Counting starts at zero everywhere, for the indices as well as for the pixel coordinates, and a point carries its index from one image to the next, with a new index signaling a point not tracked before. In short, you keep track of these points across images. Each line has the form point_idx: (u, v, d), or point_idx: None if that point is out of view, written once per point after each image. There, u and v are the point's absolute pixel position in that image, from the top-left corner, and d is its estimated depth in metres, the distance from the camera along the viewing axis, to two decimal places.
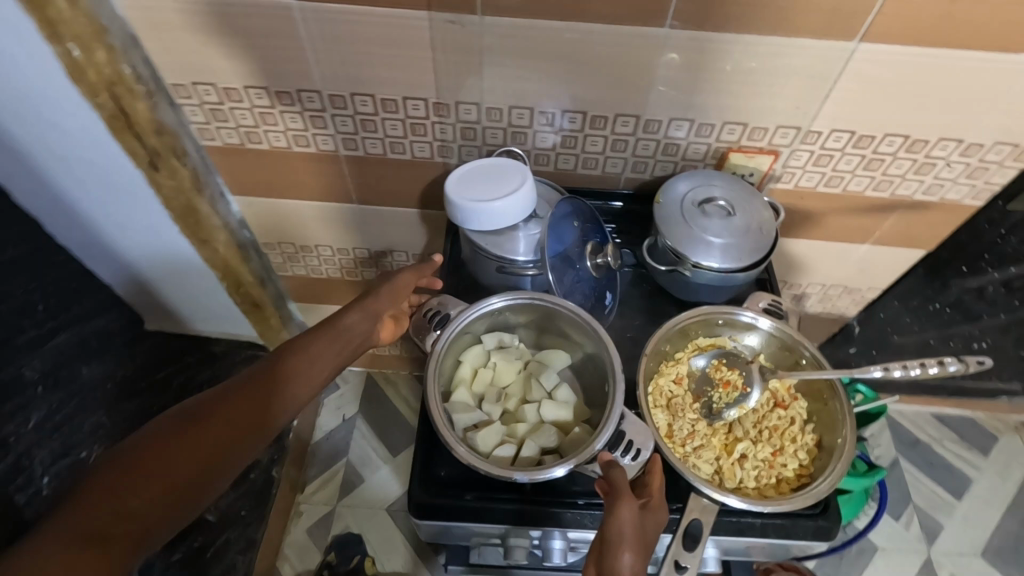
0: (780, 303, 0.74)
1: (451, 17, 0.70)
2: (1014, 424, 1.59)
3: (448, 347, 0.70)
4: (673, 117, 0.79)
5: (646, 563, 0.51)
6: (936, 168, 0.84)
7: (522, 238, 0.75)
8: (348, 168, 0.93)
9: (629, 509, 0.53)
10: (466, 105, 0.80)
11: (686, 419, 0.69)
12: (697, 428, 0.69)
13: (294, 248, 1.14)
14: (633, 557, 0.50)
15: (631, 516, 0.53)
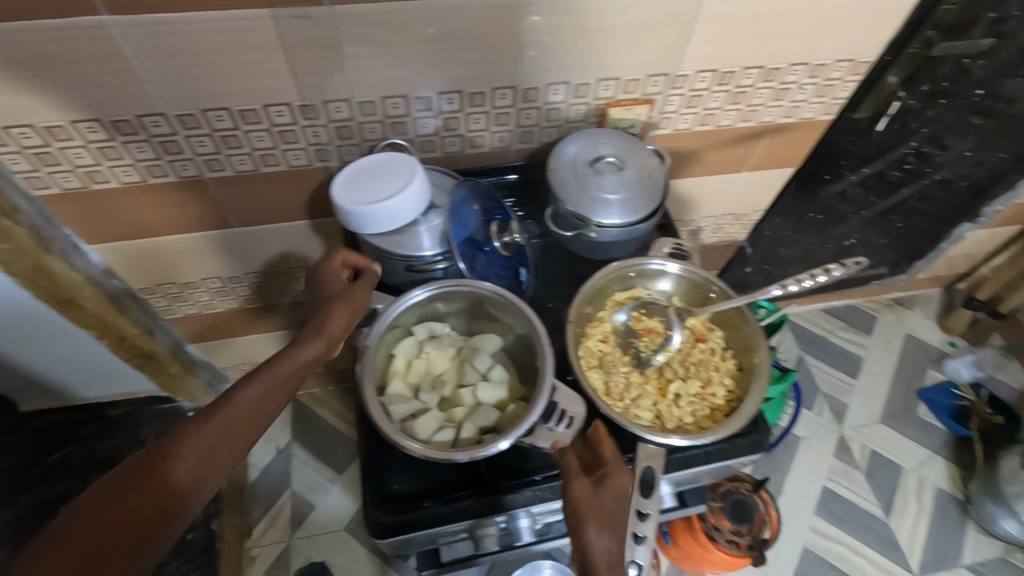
0: (683, 245, 0.77)
1: (296, 12, 0.64)
2: (887, 303, 1.81)
3: (379, 342, 0.66)
4: (549, 82, 0.79)
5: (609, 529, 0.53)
6: (791, 92, 0.90)
7: (425, 231, 0.73)
8: (219, 191, 0.85)
9: (580, 487, 0.55)
10: (335, 103, 0.75)
11: (619, 373, 0.72)
12: (631, 379, 0.71)
13: (177, 287, 1.05)
14: (596, 529, 0.53)
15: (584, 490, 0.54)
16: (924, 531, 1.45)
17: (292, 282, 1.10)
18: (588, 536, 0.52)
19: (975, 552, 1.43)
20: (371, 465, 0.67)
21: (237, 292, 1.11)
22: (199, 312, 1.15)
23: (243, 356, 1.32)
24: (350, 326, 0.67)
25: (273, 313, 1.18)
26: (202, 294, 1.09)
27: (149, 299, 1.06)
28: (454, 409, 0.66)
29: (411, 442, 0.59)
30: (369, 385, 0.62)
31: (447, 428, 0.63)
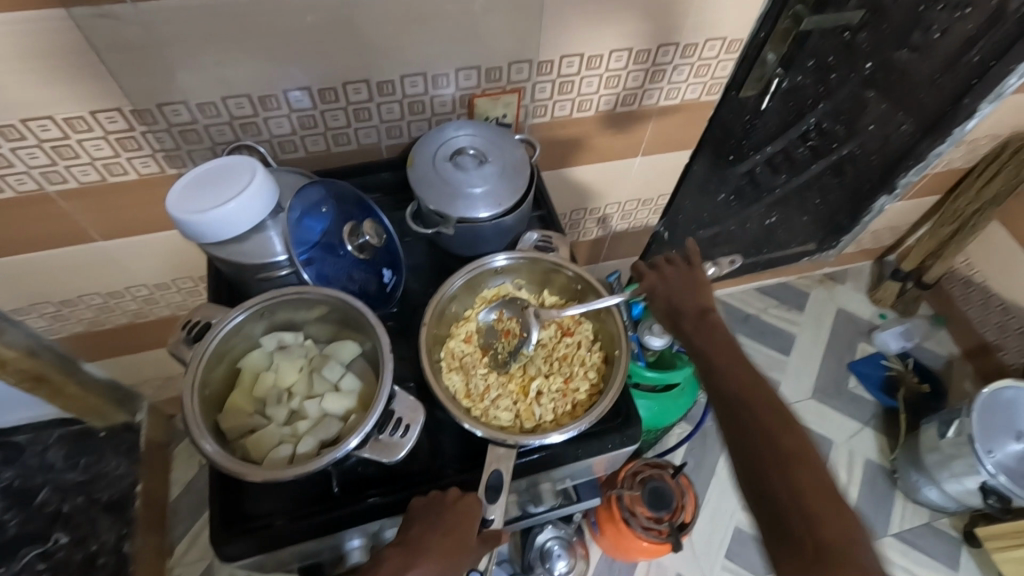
0: (551, 237, 0.75)
1: (97, 10, 0.59)
2: (819, 278, 1.82)
3: (214, 358, 0.62)
4: (403, 74, 0.75)
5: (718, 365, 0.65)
6: (668, 73, 0.88)
7: (275, 236, 0.70)
8: (68, 205, 0.79)
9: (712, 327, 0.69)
10: (171, 106, 0.70)
11: (480, 375, 0.70)
12: (492, 380, 0.69)
13: (55, 306, 0.98)
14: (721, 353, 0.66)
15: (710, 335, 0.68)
16: (855, 503, 1.47)
17: (181, 294, 1.05)
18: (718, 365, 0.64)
19: (904, 519, 1.46)
20: (219, 487, 0.64)
21: (124, 309, 1.04)
22: (88, 330, 1.07)
23: (150, 373, 1.27)
24: (182, 345, 0.62)
25: (169, 327, 1.13)
26: (83, 311, 1.01)
27: (27, 320, 0.99)
28: (298, 422, 0.62)
29: (234, 464, 0.55)
30: (195, 405, 0.58)
31: (285, 444, 0.60)
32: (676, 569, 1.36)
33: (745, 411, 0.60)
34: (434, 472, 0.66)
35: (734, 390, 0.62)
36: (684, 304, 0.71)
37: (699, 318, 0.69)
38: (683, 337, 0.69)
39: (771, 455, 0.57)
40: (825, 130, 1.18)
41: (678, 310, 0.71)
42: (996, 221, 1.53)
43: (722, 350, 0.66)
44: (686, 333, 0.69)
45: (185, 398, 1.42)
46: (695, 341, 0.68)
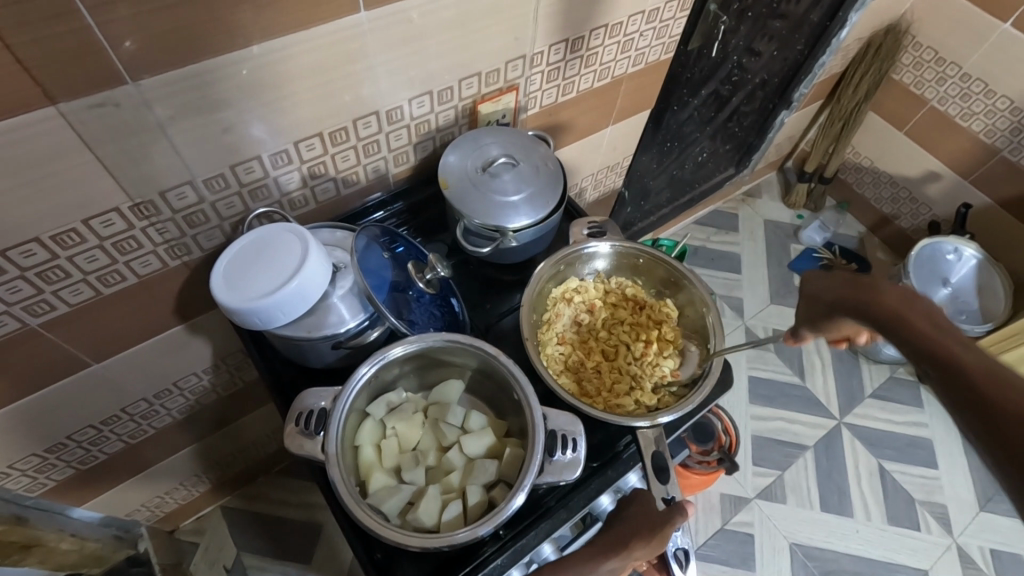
0: (598, 220, 0.75)
1: (92, 100, 0.51)
2: (741, 197, 2.00)
3: (342, 442, 0.57)
4: (410, 97, 0.72)
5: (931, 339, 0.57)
6: (635, 41, 0.92)
7: (339, 300, 0.64)
8: (56, 336, 0.67)
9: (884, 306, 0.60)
10: (175, 189, 0.62)
11: (590, 377, 0.72)
12: (603, 378, 0.72)
13: (39, 457, 0.83)
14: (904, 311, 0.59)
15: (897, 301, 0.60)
16: (834, 380, 1.67)
17: (183, 396, 0.93)
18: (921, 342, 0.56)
19: (873, 379, 1.68)
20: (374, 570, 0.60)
21: (119, 433, 0.90)
22: (77, 472, 0.92)
23: (147, 494, 1.11)
24: (305, 440, 0.56)
25: (170, 436, 1.00)
26: (72, 451, 0.87)
27: (7, 484, 0.82)
28: (448, 476, 0.60)
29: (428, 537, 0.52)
30: (354, 496, 0.53)
31: (452, 501, 0.58)
32: (718, 490, 1.47)
33: (983, 383, 0.51)
34: (578, 479, 0.66)
35: (960, 368, 0.53)
36: (857, 281, 0.63)
37: (901, 291, 0.60)
38: (873, 316, 0.60)
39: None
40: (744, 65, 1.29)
41: (853, 292, 0.62)
42: (871, 111, 1.78)
43: (929, 322, 0.57)
44: (887, 309, 0.59)
45: (185, 507, 1.27)
46: (889, 319, 0.59)
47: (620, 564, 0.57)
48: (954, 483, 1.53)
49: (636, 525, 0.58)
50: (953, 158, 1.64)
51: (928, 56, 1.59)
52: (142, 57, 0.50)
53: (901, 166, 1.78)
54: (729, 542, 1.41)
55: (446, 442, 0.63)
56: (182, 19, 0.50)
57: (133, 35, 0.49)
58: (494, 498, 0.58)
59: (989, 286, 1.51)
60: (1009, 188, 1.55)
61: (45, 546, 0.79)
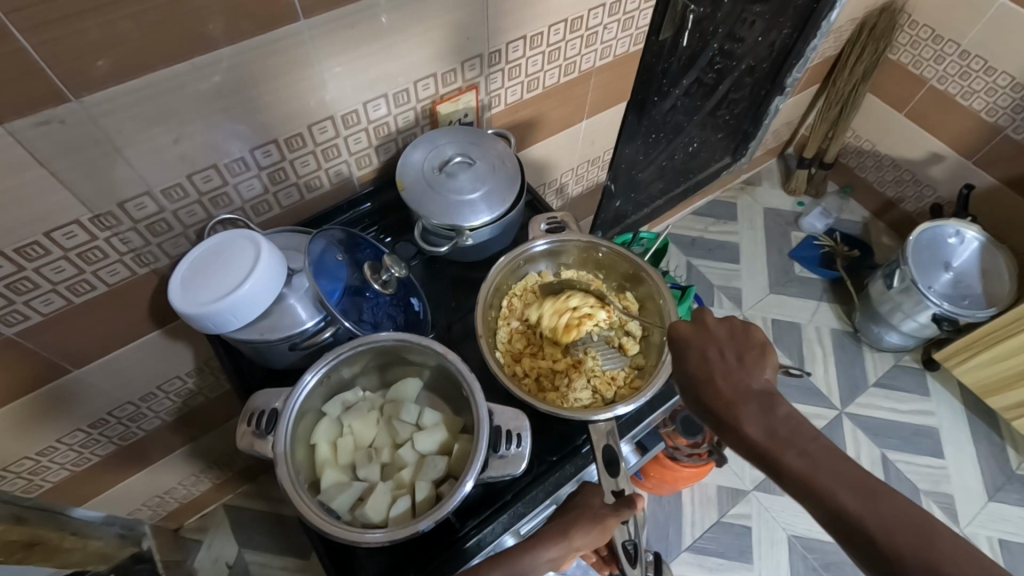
0: (557, 215, 0.76)
1: (37, 118, 0.53)
2: (739, 186, 1.98)
3: (293, 441, 0.59)
4: (365, 100, 0.73)
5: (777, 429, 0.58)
6: (600, 34, 0.92)
7: (296, 302, 0.66)
8: (34, 344, 0.70)
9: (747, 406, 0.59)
10: (133, 200, 0.64)
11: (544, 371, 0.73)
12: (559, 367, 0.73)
13: (32, 460, 0.86)
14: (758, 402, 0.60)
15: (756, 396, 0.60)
16: (835, 368, 1.64)
17: (170, 399, 0.96)
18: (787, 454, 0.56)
19: (877, 368, 1.65)
20: (333, 567, 0.61)
21: (110, 435, 0.93)
22: (72, 473, 0.95)
23: (147, 493, 1.15)
24: (255, 440, 0.58)
25: (164, 438, 1.03)
26: (66, 453, 0.90)
27: (4, 486, 0.86)
28: (399, 473, 0.61)
29: (369, 532, 0.53)
30: (300, 492, 0.55)
31: (401, 497, 0.59)
32: (715, 483, 1.46)
33: (865, 519, 0.52)
34: (537, 473, 0.66)
35: (834, 503, 0.53)
36: (728, 391, 0.61)
37: (756, 404, 0.60)
38: (744, 443, 0.59)
39: (910, 543, 0.50)
40: (726, 52, 1.27)
41: (722, 412, 0.60)
42: (870, 93, 1.74)
43: (793, 437, 0.57)
44: (751, 439, 0.58)
45: (189, 505, 1.31)
46: (757, 453, 0.58)
47: (560, 553, 0.58)
48: (962, 473, 1.50)
49: (579, 515, 0.59)
50: (955, 138, 1.59)
51: (925, 35, 1.54)
52: (82, 75, 0.52)
53: (902, 148, 1.73)
54: (726, 535, 1.40)
55: (401, 439, 0.65)
56: (118, 38, 0.52)
57: (71, 54, 0.51)
58: (443, 492, 0.59)
59: (994, 267, 1.46)
60: (1015, 167, 1.49)
61: (46, 544, 0.82)
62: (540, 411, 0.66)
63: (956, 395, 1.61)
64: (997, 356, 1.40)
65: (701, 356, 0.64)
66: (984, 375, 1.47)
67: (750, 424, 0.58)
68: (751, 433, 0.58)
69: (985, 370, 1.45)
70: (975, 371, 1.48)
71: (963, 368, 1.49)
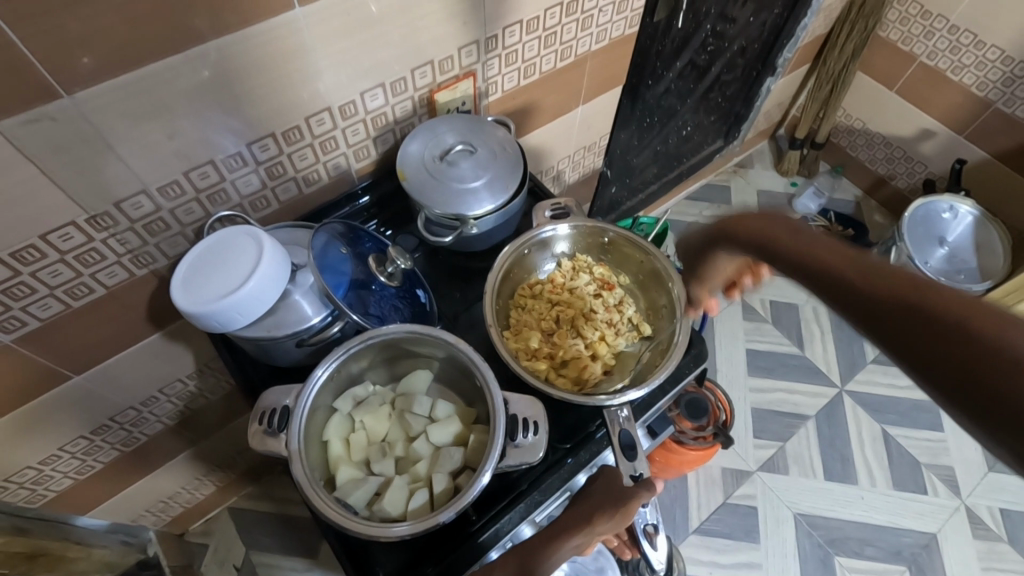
0: (561, 201, 0.76)
1: (28, 116, 0.51)
2: (732, 169, 1.98)
3: (305, 439, 0.58)
4: (362, 90, 0.72)
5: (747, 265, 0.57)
6: (595, 18, 0.92)
7: (302, 297, 0.64)
8: (32, 351, 0.68)
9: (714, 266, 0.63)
10: (129, 199, 0.63)
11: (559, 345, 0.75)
12: (575, 345, 0.75)
13: (34, 470, 0.85)
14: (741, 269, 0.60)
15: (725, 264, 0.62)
16: (833, 346, 1.66)
17: (171, 402, 0.94)
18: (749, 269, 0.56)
19: None
20: (352, 564, 0.60)
21: (112, 441, 0.92)
22: (75, 482, 0.94)
23: (150, 499, 1.13)
24: (268, 439, 0.57)
25: (166, 442, 1.02)
26: (67, 461, 0.89)
27: (6, 497, 0.85)
28: (415, 466, 0.61)
29: (389, 525, 0.53)
30: (317, 489, 0.54)
31: (418, 490, 0.58)
32: (720, 465, 1.47)
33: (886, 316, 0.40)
34: (552, 461, 0.66)
35: (860, 292, 0.42)
36: (770, 227, 0.52)
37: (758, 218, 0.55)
38: (786, 265, 0.49)
39: (958, 327, 0.37)
40: (719, 33, 1.25)
41: (763, 242, 0.52)
42: (859, 72, 1.74)
43: (821, 246, 0.47)
44: (794, 255, 0.48)
45: (193, 509, 1.29)
46: (793, 261, 0.48)
47: (585, 539, 0.57)
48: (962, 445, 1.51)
49: (602, 500, 0.58)
50: (946, 113, 1.60)
51: (913, 11, 1.54)
52: (72, 69, 0.51)
53: (893, 125, 1.74)
54: (732, 516, 1.41)
55: (414, 432, 0.64)
56: (107, 30, 0.50)
57: (59, 48, 0.49)
58: (461, 483, 0.58)
59: (987, 241, 1.47)
60: (1006, 141, 1.51)
61: (52, 553, 0.81)
62: (550, 397, 0.65)
63: None
64: None
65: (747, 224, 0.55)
66: None
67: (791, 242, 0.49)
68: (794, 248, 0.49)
69: None
70: None
71: None
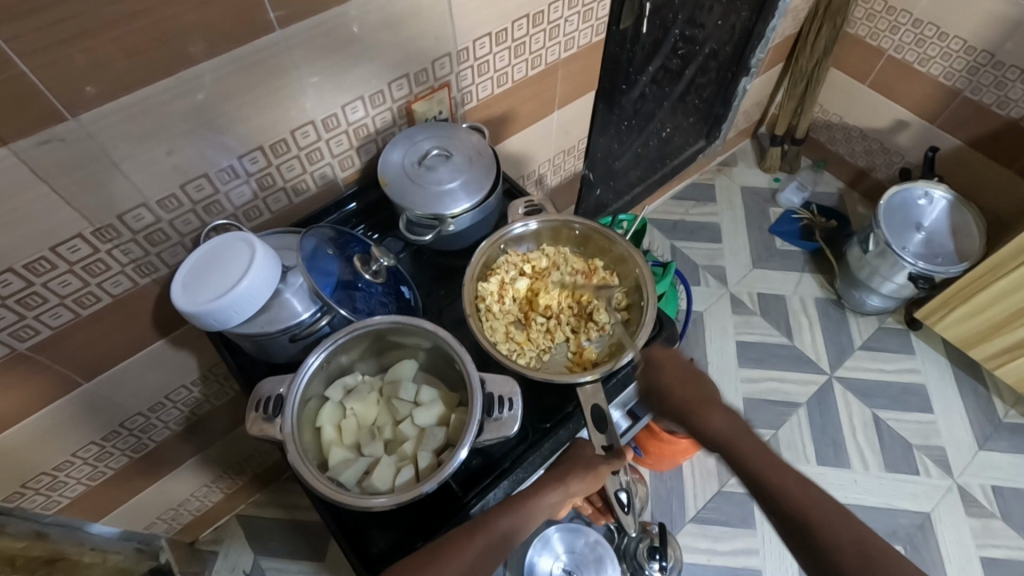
0: (534, 199, 0.82)
1: (38, 138, 0.57)
2: (716, 168, 2.03)
3: (299, 423, 0.62)
4: (343, 103, 0.77)
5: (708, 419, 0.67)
6: (562, 27, 0.98)
7: (292, 296, 0.69)
8: (46, 359, 0.73)
9: (668, 380, 0.71)
10: (131, 212, 0.68)
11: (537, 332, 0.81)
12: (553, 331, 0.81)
13: (49, 475, 0.89)
14: (711, 413, 0.67)
15: (674, 386, 0.70)
16: (821, 335, 1.69)
17: (177, 408, 0.99)
18: (704, 424, 0.67)
19: (862, 332, 1.70)
20: (346, 541, 0.64)
21: (123, 447, 0.97)
22: (88, 488, 0.98)
23: (161, 506, 1.18)
24: (264, 424, 0.61)
25: (174, 448, 1.07)
26: (80, 467, 0.93)
27: (24, 503, 0.89)
28: (402, 446, 0.65)
29: (376, 497, 0.57)
30: (309, 468, 0.59)
31: (404, 467, 0.63)
32: (714, 454, 1.50)
33: (800, 503, 0.59)
34: (533, 439, 0.69)
35: (785, 496, 0.60)
36: (711, 418, 0.67)
37: (723, 411, 0.67)
38: (710, 440, 0.67)
39: (848, 537, 0.56)
40: (689, 37, 1.31)
41: (689, 412, 0.68)
42: (833, 69, 1.80)
43: (745, 438, 0.65)
44: (718, 435, 0.66)
45: (203, 517, 1.33)
46: (726, 450, 0.65)
47: (559, 500, 0.63)
48: (951, 426, 1.54)
49: (574, 467, 0.65)
50: (918, 104, 1.65)
51: (879, 7, 1.60)
52: (76, 94, 0.56)
53: (868, 118, 1.79)
54: (729, 503, 1.44)
55: (401, 416, 0.69)
56: (106, 59, 0.56)
57: (64, 77, 0.55)
58: (444, 459, 0.63)
59: (963, 224, 1.51)
60: (976, 128, 1.55)
61: (70, 555, 0.85)
62: (527, 378, 0.70)
63: (940, 352, 1.66)
64: (974, 310, 1.46)
65: (670, 375, 0.71)
66: (963, 329, 1.52)
67: (714, 418, 0.67)
68: (718, 429, 0.66)
69: (970, 324, 1.49)
70: (954, 327, 1.54)
71: (944, 324, 1.55)
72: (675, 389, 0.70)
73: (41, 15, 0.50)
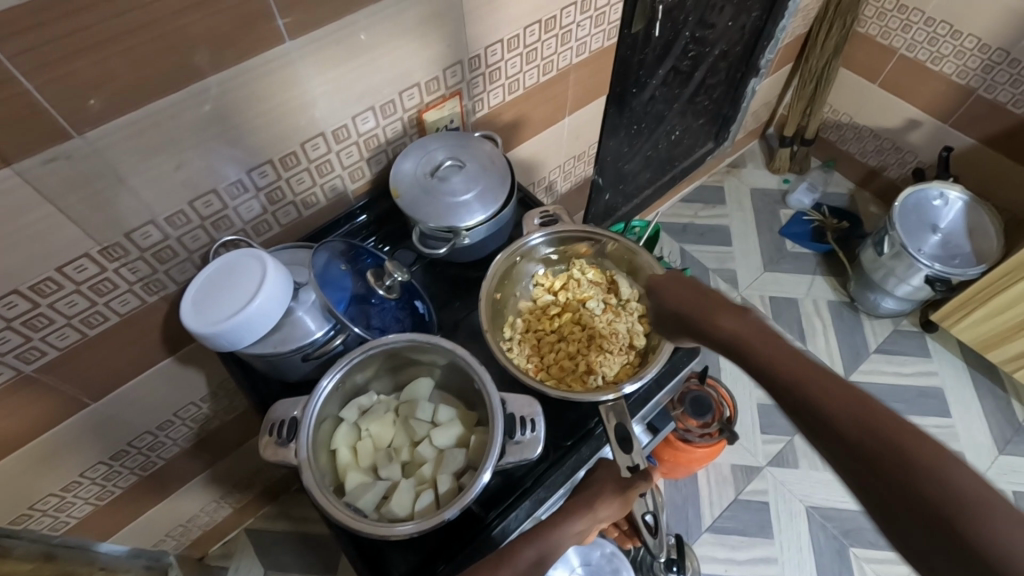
0: (549, 209, 0.79)
1: (43, 156, 0.55)
2: (724, 169, 2.01)
3: (315, 447, 0.60)
4: (354, 114, 0.75)
5: (716, 322, 0.60)
6: (573, 32, 0.96)
7: (305, 313, 0.68)
8: (53, 380, 0.72)
9: (673, 296, 0.66)
10: (139, 230, 0.66)
11: (579, 362, 0.77)
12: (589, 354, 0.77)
13: (57, 497, 0.87)
14: (721, 317, 0.60)
15: (683, 296, 0.65)
16: (835, 338, 1.67)
17: (186, 425, 0.97)
18: (715, 326, 0.60)
19: (876, 335, 1.67)
20: (365, 569, 0.62)
21: (131, 466, 0.95)
22: (96, 507, 0.97)
23: (170, 522, 1.16)
24: (278, 449, 0.59)
25: (182, 464, 1.05)
26: (88, 487, 0.92)
27: (31, 525, 0.87)
28: (421, 469, 0.63)
29: (397, 524, 0.55)
30: (327, 494, 0.57)
31: (424, 491, 0.61)
32: (729, 462, 1.48)
33: (807, 394, 0.50)
34: (555, 458, 0.68)
35: (801, 387, 0.51)
36: (720, 318, 0.60)
37: (733, 314, 0.59)
38: (718, 343, 0.59)
39: (869, 417, 0.47)
40: (699, 39, 1.28)
41: (699, 320, 0.62)
42: (843, 68, 1.77)
43: (759, 335, 0.56)
44: (726, 338, 0.58)
45: (212, 532, 1.32)
46: (733, 346, 0.57)
47: (586, 526, 0.61)
48: (970, 429, 1.52)
49: (600, 490, 0.62)
50: (931, 103, 1.62)
51: (890, 6, 1.57)
52: (82, 110, 0.54)
53: (879, 117, 1.76)
54: (745, 511, 1.41)
55: (418, 437, 0.67)
56: (113, 72, 0.54)
57: (70, 92, 0.53)
58: (464, 482, 0.61)
59: (979, 225, 1.49)
60: (990, 127, 1.53)
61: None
62: (548, 396, 0.68)
63: (957, 354, 1.63)
64: (992, 311, 1.43)
65: (678, 292, 0.66)
66: (981, 331, 1.49)
67: (723, 319, 0.59)
68: (728, 330, 0.58)
69: (988, 326, 1.47)
70: (972, 329, 1.51)
71: (962, 326, 1.52)
72: (693, 302, 0.64)
73: (46, 28, 0.48)
